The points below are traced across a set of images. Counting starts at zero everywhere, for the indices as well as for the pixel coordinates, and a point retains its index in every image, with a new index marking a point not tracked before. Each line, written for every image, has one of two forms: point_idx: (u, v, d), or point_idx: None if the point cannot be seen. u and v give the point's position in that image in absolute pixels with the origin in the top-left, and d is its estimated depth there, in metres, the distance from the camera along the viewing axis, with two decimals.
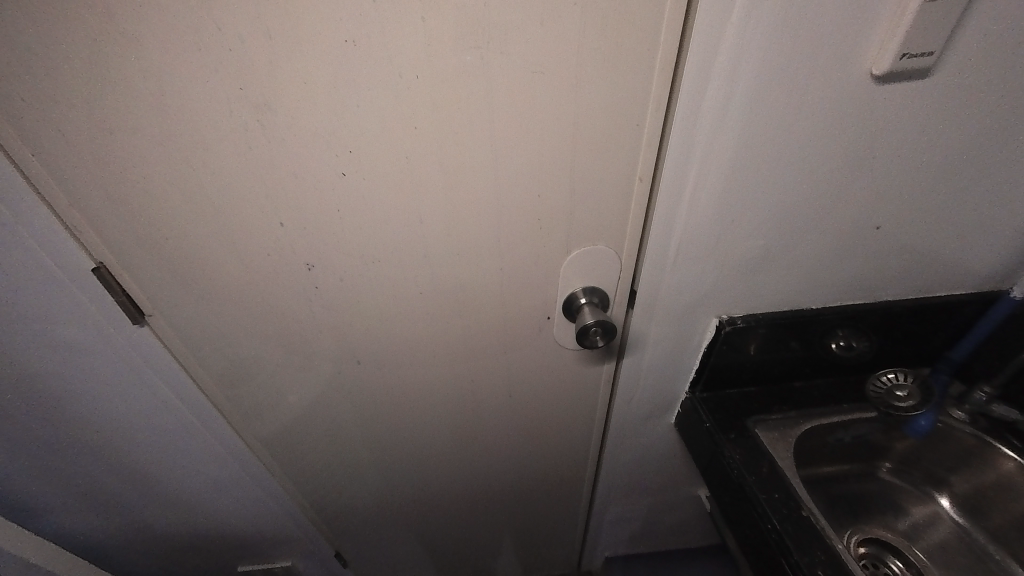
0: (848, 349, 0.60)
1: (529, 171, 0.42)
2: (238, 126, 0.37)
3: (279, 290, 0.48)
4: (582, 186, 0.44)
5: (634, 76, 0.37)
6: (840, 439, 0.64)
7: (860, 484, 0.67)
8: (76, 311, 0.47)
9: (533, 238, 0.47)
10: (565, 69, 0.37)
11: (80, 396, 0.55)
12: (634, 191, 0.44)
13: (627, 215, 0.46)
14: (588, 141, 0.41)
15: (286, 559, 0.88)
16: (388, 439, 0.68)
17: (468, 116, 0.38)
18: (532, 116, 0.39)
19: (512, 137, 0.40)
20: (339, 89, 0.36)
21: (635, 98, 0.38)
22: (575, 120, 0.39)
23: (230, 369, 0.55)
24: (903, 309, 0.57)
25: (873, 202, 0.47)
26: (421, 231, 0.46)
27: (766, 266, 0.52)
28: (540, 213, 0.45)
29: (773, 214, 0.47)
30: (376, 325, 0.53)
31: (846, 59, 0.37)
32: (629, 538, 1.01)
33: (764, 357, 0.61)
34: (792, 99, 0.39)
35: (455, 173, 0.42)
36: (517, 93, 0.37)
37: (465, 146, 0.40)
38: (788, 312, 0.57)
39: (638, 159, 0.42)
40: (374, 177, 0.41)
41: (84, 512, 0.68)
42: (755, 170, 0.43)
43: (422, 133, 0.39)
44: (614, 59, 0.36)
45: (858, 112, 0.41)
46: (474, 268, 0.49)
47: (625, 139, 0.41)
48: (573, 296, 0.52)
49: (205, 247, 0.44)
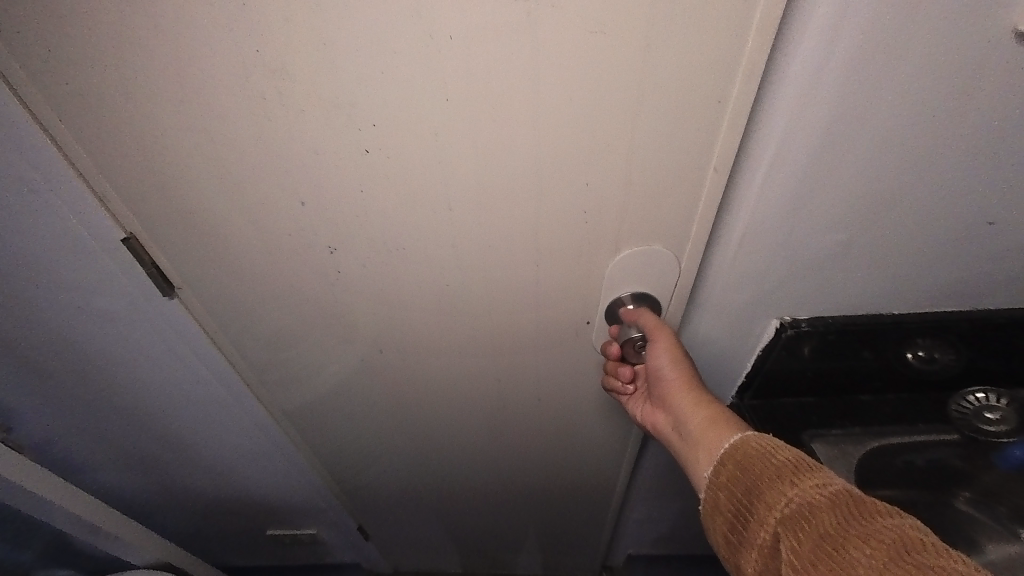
0: (931, 363, 0.53)
1: (578, 153, 0.37)
2: (271, 97, 0.35)
3: (301, 269, 0.46)
4: (642, 176, 0.38)
5: (718, 46, 0.31)
6: (910, 462, 0.54)
7: (928, 514, 0.56)
8: (111, 282, 0.48)
9: (576, 229, 0.42)
10: (628, 25, 0.31)
11: (117, 362, 0.56)
12: (707, 184, 0.38)
13: (694, 210, 0.40)
14: (652, 124, 0.35)
15: (311, 528, 0.90)
16: (409, 424, 0.66)
17: (508, 87, 0.34)
18: (585, 86, 0.34)
19: (557, 113, 0.35)
20: (376, 57, 0.33)
21: (719, 75, 0.33)
22: (639, 97, 0.34)
23: (258, 345, 0.54)
24: (1004, 321, 0.49)
25: (990, 192, 0.39)
26: (454, 214, 0.42)
27: (846, 265, 0.45)
28: (589, 203, 0.40)
29: (859, 203, 0.40)
30: (407, 311, 0.51)
31: (986, 17, 0.30)
32: (655, 538, 0.97)
33: (828, 366, 0.54)
34: (908, 68, 0.32)
35: (491, 153, 0.38)
36: (568, 59, 0.32)
37: (505, 120, 0.36)
38: (864, 318, 0.50)
39: (714, 148, 0.36)
40: (400, 157, 0.38)
41: (126, 471, 0.72)
42: (848, 155, 0.37)
43: (454, 105, 0.35)
44: (697, 26, 0.31)
45: (988, 79, 0.33)
46: (506, 259, 0.45)
47: (704, 119, 0.35)
48: (620, 300, 0.48)
49: (229, 221, 0.43)
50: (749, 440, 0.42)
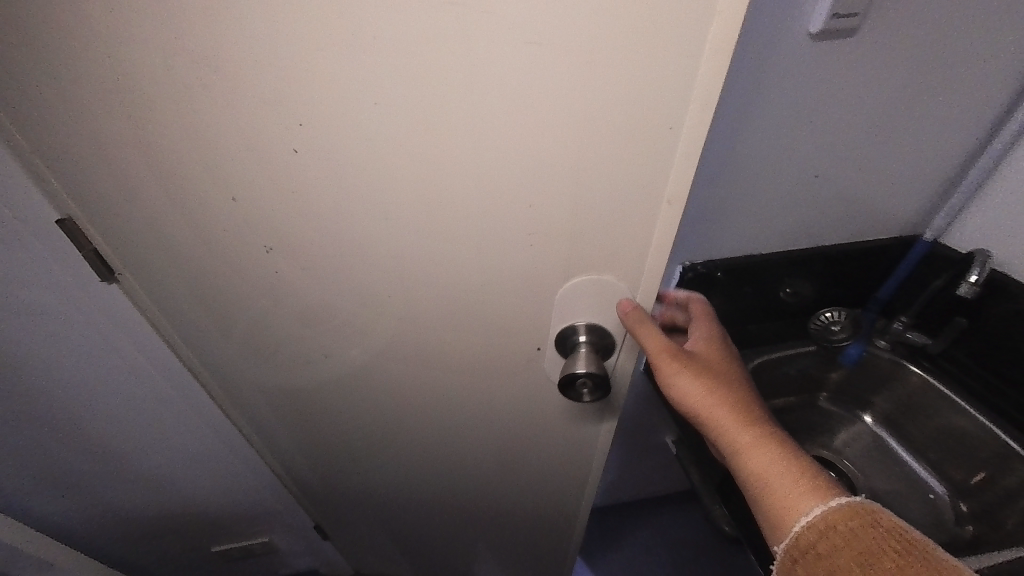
0: (795, 294, 0.68)
1: (522, 169, 0.31)
2: (152, 86, 0.29)
3: (236, 268, 0.39)
4: (595, 207, 0.32)
5: (671, 62, 0.26)
6: (786, 372, 0.69)
7: (803, 413, 0.71)
8: (23, 276, 0.43)
9: (526, 258, 0.36)
10: (562, 29, 0.25)
11: (39, 366, 0.52)
12: (661, 217, 0.33)
13: (648, 243, 0.35)
14: (600, 145, 0.29)
15: (265, 534, 0.86)
16: (356, 444, 0.61)
17: (421, 93, 0.28)
18: (515, 94, 0.28)
19: (481, 127, 0.29)
20: (268, 45, 0.26)
21: (674, 96, 0.27)
22: (586, 114, 0.28)
23: (195, 347, 0.51)
24: (840, 253, 0.64)
25: (812, 152, 0.54)
26: (375, 224, 0.35)
27: (726, 213, 0.57)
28: (537, 231, 0.34)
29: (726, 163, 0.53)
30: (339, 334, 0.44)
31: (784, 18, 0.44)
32: (603, 486, 1.08)
33: (722, 305, 0.67)
34: (742, 53, 0.46)
35: (416, 168, 0.31)
36: (493, 61, 0.26)
37: (426, 133, 0.29)
38: (743, 258, 0.63)
39: (670, 174, 0.31)
40: (340, 166, 0.31)
41: (45, 495, 0.65)
42: (713, 120, 0.49)
43: (380, 113, 0.29)
44: (649, 41, 0.25)
45: (798, 65, 0.47)
46: (440, 281, 0.38)
47: (654, 145, 0.29)
48: (570, 329, 0.40)
49: (155, 211, 0.36)
50: (835, 521, 0.35)
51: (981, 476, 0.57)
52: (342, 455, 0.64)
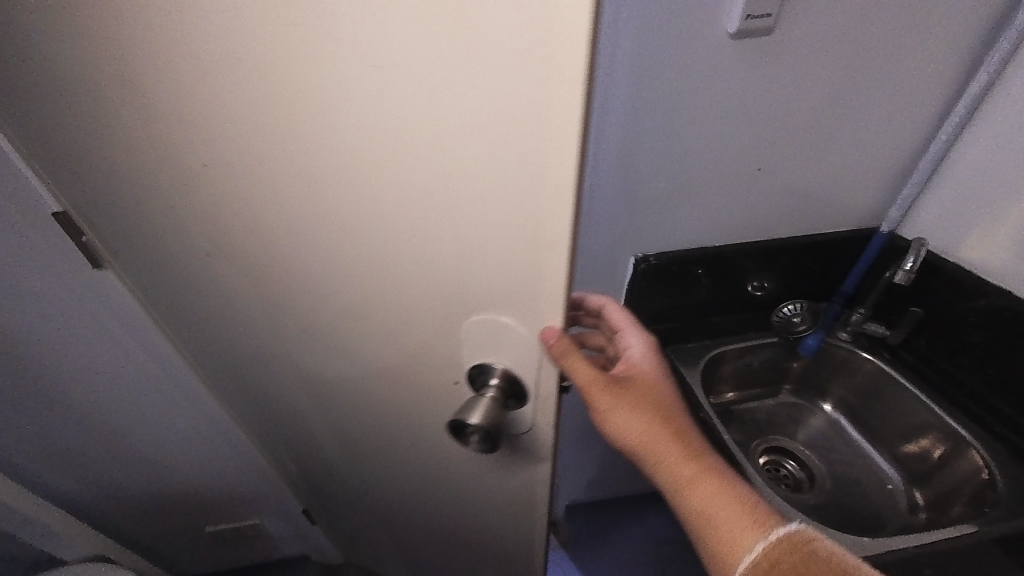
0: (753, 287, 0.69)
1: (398, 201, 0.29)
2: (69, 102, 0.31)
3: (186, 269, 0.43)
4: (478, 246, 0.29)
5: (521, 90, 0.22)
6: (749, 364, 0.71)
7: (767, 405, 0.73)
8: (24, 267, 0.49)
9: (424, 290, 0.34)
10: (411, 64, 0.23)
11: (40, 351, 0.57)
12: (549, 265, 0.28)
13: (540, 292, 0.30)
14: (470, 184, 0.26)
15: (255, 517, 0.91)
16: (320, 440, 0.63)
17: (300, 125, 0.27)
18: (382, 133, 0.26)
19: (360, 162, 0.27)
20: (149, 65, 0.27)
21: (532, 130, 0.23)
22: (446, 148, 0.25)
23: (177, 331, 0.55)
24: (794, 246, 0.65)
25: (749, 146, 0.54)
26: (280, 241, 0.34)
27: (669, 208, 0.58)
28: (427, 265, 0.32)
29: (660, 160, 0.54)
30: (280, 335, 0.45)
31: (699, 21, 0.44)
32: (587, 482, 1.09)
33: (681, 298, 0.68)
34: (665, 52, 0.46)
35: (311, 196, 0.30)
36: (355, 97, 0.25)
37: (313, 165, 0.28)
38: (695, 250, 0.63)
39: (548, 219, 0.26)
40: (242, 190, 0.32)
41: (52, 471, 0.71)
42: (642, 117, 0.50)
43: (263, 140, 0.28)
44: (497, 63, 0.22)
45: (721, 64, 0.47)
46: (357, 305, 0.37)
47: (523, 187, 0.25)
48: (482, 371, 0.37)
49: (109, 211, 0.40)
50: (776, 556, 0.32)
51: (940, 451, 0.57)
52: (309, 447, 0.67)
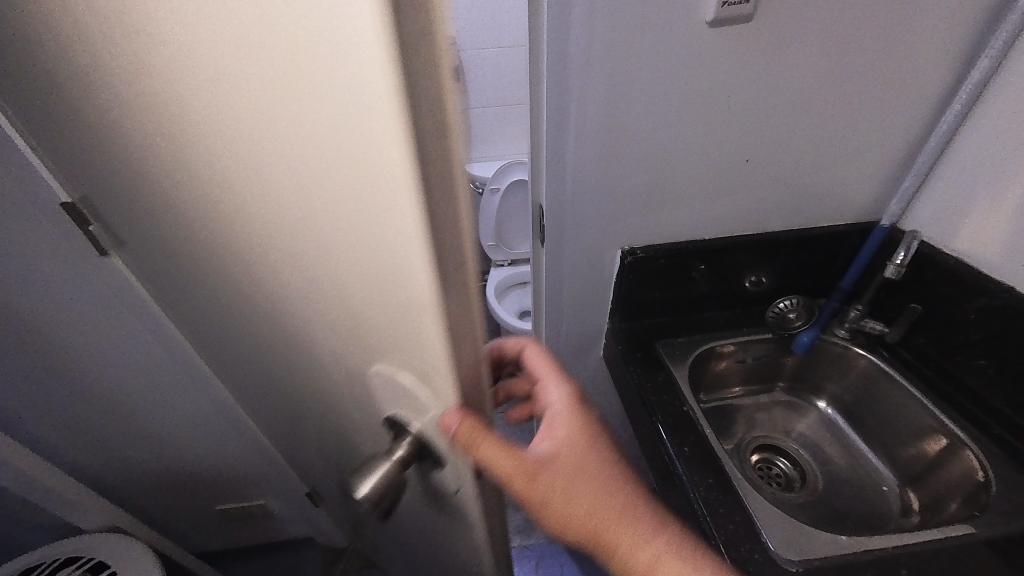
0: (748, 281, 0.67)
1: (272, 239, 0.23)
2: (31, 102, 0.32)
3: (165, 263, 0.44)
4: (361, 299, 0.23)
5: (335, 101, 0.15)
6: (742, 360, 0.70)
7: (760, 402, 0.72)
8: (38, 253, 0.53)
9: (330, 332, 0.27)
10: (220, 66, 0.16)
11: (57, 332, 0.61)
12: (428, 335, 0.20)
13: (430, 364, 0.22)
14: (326, 227, 0.20)
15: (260, 498, 0.95)
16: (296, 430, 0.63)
17: (170, 136, 0.22)
18: (230, 156, 0.20)
19: (228, 189, 0.22)
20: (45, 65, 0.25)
21: (363, 158, 0.16)
22: (289, 179, 0.19)
23: (178, 316, 0.59)
24: (789, 239, 0.63)
25: (734, 137, 0.53)
26: (212, 253, 0.32)
27: (654, 199, 0.58)
28: (320, 309, 0.26)
29: (643, 151, 0.53)
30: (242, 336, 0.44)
31: (674, 8, 0.44)
32: None
33: (672, 291, 0.67)
34: (645, 40, 0.45)
35: (211, 216, 0.26)
36: (194, 109, 0.19)
37: (196, 184, 0.24)
38: (684, 243, 0.63)
39: (412, 281, 0.18)
40: (168, 200, 0.29)
41: (72, 445, 0.76)
42: (623, 107, 0.49)
43: (155, 152, 0.24)
44: (301, 71, 0.15)
45: (702, 53, 0.47)
46: (286, 334, 0.33)
47: (380, 237, 0.18)
48: (399, 422, 0.29)
49: (100, 200, 0.42)
50: None
51: (941, 445, 0.55)
52: (299, 434, 0.68)
